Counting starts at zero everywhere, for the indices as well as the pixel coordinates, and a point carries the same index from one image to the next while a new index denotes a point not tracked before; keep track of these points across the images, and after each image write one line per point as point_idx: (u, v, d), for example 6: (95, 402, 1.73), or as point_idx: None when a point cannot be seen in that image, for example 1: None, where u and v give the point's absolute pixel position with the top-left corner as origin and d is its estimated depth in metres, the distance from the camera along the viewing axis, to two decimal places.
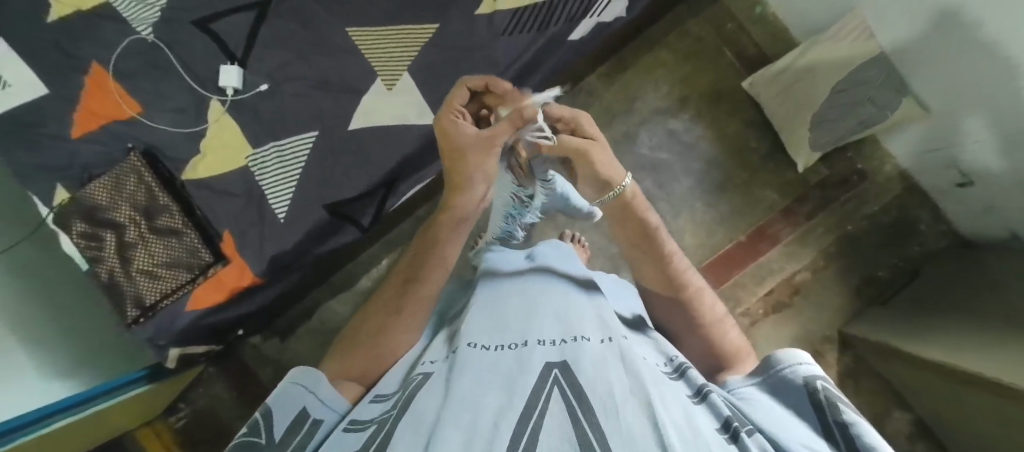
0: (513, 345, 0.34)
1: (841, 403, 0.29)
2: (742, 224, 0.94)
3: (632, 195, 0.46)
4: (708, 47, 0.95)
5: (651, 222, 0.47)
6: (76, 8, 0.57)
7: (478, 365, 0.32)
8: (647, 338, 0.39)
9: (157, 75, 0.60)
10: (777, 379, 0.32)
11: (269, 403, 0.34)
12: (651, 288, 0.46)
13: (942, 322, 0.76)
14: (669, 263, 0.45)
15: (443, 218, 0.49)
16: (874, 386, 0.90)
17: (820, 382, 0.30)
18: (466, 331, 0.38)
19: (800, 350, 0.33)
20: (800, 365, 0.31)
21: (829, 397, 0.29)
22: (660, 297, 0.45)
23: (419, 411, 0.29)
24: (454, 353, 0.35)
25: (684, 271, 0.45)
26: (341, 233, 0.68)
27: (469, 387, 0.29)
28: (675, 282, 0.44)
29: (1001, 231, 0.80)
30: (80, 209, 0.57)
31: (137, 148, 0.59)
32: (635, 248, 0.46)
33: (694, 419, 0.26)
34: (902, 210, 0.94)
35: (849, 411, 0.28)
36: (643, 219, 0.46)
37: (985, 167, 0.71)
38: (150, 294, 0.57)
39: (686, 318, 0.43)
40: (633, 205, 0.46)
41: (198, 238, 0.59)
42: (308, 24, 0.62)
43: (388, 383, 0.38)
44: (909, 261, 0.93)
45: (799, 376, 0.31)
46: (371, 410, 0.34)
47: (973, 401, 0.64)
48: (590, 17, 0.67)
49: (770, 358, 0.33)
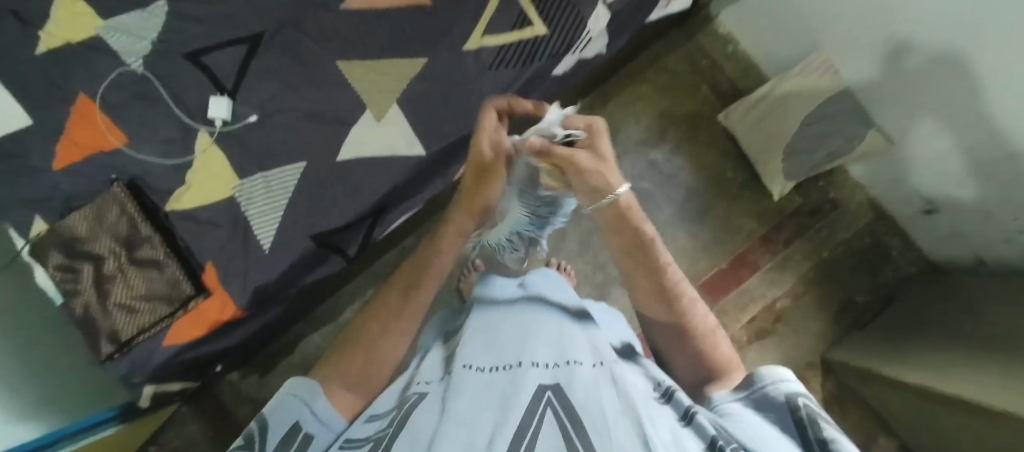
0: (507, 367, 0.35)
1: (822, 421, 0.28)
2: (724, 251, 0.96)
3: (627, 204, 0.42)
4: (684, 82, 1.00)
5: (646, 232, 0.43)
6: (65, 41, 0.58)
7: (472, 386, 0.32)
8: (638, 365, 0.40)
9: (145, 107, 0.60)
10: (759, 395, 0.32)
11: (264, 416, 0.34)
12: (644, 303, 0.44)
13: (920, 343, 0.78)
14: (665, 276, 0.42)
15: (446, 229, 0.47)
16: (859, 411, 0.91)
17: (802, 400, 0.30)
18: (461, 353, 0.38)
19: (781, 367, 0.33)
20: (780, 382, 0.31)
21: (810, 414, 0.29)
22: (653, 314, 0.43)
23: (416, 429, 0.29)
24: (448, 374, 0.35)
25: (678, 280, 0.43)
26: (327, 263, 0.68)
27: (466, 406, 0.30)
28: (669, 297, 0.42)
29: (967, 255, 0.84)
30: (59, 240, 0.56)
31: (120, 179, 0.59)
32: (628, 260, 0.43)
33: (682, 443, 0.27)
34: (874, 236, 0.97)
35: (830, 428, 0.28)
36: (640, 231, 0.43)
37: (947, 194, 0.75)
38: (126, 329, 0.55)
39: (677, 334, 0.42)
40: (628, 214, 0.42)
41: (179, 270, 0.57)
42: (299, 58, 0.64)
43: (382, 401, 0.37)
44: (883, 286, 0.96)
45: (781, 393, 0.31)
46: (368, 428, 0.34)
47: (955, 423, 0.65)
48: (572, 54, 0.70)
49: (752, 375, 0.33)
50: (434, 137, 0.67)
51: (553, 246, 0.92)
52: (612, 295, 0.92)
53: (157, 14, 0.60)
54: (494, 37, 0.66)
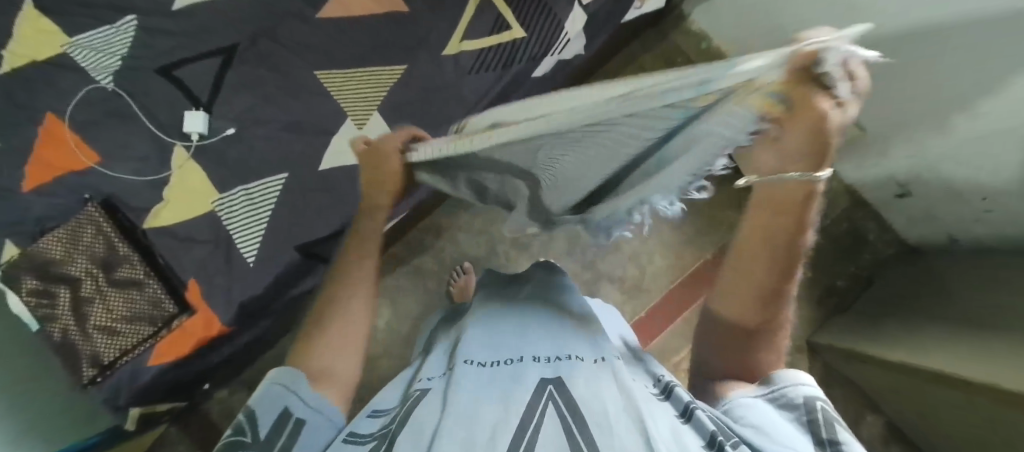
0: (508, 361, 0.35)
1: (837, 424, 0.29)
2: (708, 243, 0.97)
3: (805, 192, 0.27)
4: None
5: (802, 239, 0.32)
6: (31, 59, 0.56)
7: (474, 380, 0.32)
8: (642, 363, 0.40)
9: (117, 124, 0.59)
10: (778, 395, 0.31)
11: (252, 405, 0.34)
12: (725, 284, 0.37)
13: (900, 323, 0.80)
14: (781, 275, 0.34)
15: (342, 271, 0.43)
16: (848, 392, 0.93)
17: (820, 403, 0.30)
18: (464, 347, 0.37)
19: (802, 370, 0.33)
20: (803, 385, 0.31)
21: (826, 417, 0.29)
22: (727, 301, 0.37)
23: (417, 422, 0.30)
24: (450, 370, 0.35)
25: (789, 285, 0.35)
26: (315, 275, 0.65)
27: (468, 400, 0.30)
28: (766, 293, 0.35)
29: (941, 235, 0.86)
30: (32, 264, 0.54)
31: (94, 199, 0.57)
32: (754, 246, 0.33)
33: (681, 440, 0.27)
34: (851, 222, 0.99)
35: (843, 430, 0.29)
36: (802, 220, 0.30)
37: (917, 177, 0.78)
38: (107, 352, 0.54)
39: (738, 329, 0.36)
40: (796, 205, 0.29)
41: (161, 289, 0.57)
42: (275, 69, 0.63)
43: (386, 399, 0.37)
44: (863, 269, 0.99)
45: (800, 395, 0.30)
46: (371, 424, 0.34)
47: (936, 397, 0.68)
48: (551, 56, 0.70)
49: (772, 376, 0.33)
50: None
51: (540, 246, 0.93)
52: (602, 291, 0.93)
53: (125, 29, 0.59)
54: (473, 41, 0.66)
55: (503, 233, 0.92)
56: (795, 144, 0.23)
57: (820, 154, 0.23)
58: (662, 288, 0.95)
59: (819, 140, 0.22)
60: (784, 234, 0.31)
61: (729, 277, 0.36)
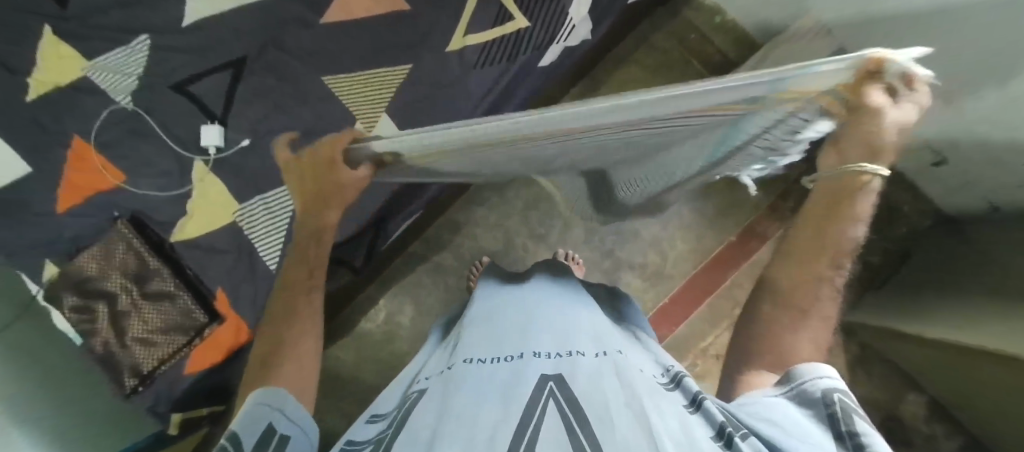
0: (509, 359, 0.35)
1: (857, 414, 0.28)
2: (730, 225, 0.95)
3: (849, 184, 0.32)
4: (674, 59, 0.99)
5: (855, 232, 0.35)
6: (54, 85, 0.58)
7: (474, 380, 0.32)
8: (650, 353, 0.40)
9: (139, 142, 0.60)
10: (795, 393, 0.31)
11: (234, 428, 0.31)
12: (779, 270, 0.39)
13: (936, 300, 0.77)
14: (827, 264, 0.36)
15: (294, 274, 0.45)
16: (885, 371, 0.90)
17: (839, 394, 0.29)
18: (464, 348, 0.38)
19: (822, 365, 0.31)
20: (821, 379, 0.30)
21: (844, 408, 0.28)
22: (780, 285, 0.38)
23: (415, 429, 0.29)
24: (450, 369, 0.36)
25: (833, 280, 0.37)
26: (336, 278, 0.70)
27: (468, 400, 0.30)
28: (813, 279, 0.37)
29: (980, 203, 0.81)
30: (72, 282, 0.57)
31: (123, 215, 0.60)
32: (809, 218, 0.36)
33: (689, 429, 0.27)
34: (885, 197, 0.94)
35: (863, 422, 0.27)
36: (853, 215, 0.34)
37: (950, 141, 0.74)
38: (146, 361, 0.58)
39: (782, 314, 0.37)
40: (844, 197, 0.33)
41: (191, 300, 0.59)
42: (284, 77, 0.63)
43: (384, 403, 0.38)
44: (896, 244, 0.95)
45: (818, 389, 0.29)
46: (369, 430, 0.34)
47: (975, 371, 0.65)
48: (557, 44, 0.69)
49: (789, 373, 0.32)
50: None
51: (557, 237, 0.92)
52: (622, 279, 0.92)
53: (140, 49, 0.60)
54: (476, 36, 0.66)
55: (519, 226, 0.92)
56: (859, 145, 0.28)
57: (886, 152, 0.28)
58: (684, 273, 0.94)
59: (882, 141, 0.27)
60: (842, 225, 0.34)
61: (783, 265, 0.38)
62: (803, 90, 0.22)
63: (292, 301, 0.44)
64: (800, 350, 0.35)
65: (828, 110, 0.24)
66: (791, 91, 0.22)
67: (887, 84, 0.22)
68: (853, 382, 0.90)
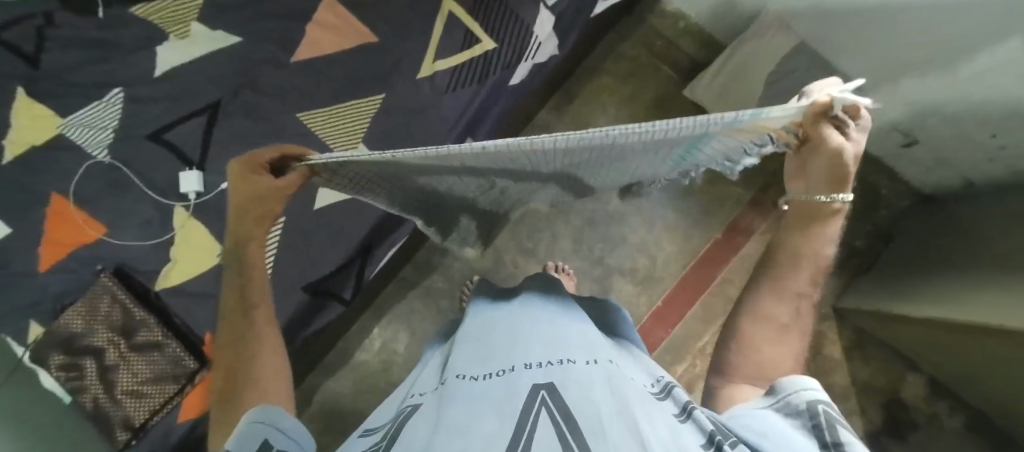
0: (500, 373, 0.35)
1: (841, 426, 0.28)
2: (715, 223, 0.96)
3: (819, 208, 0.34)
4: (644, 66, 1.01)
5: (825, 252, 0.37)
6: (30, 145, 0.58)
7: (466, 394, 0.32)
8: (636, 362, 0.41)
9: (118, 194, 0.60)
10: (782, 404, 0.31)
11: (228, 448, 0.31)
12: (757, 287, 0.40)
13: (925, 276, 0.78)
14: (805, 284, 0.38)
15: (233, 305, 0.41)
16: (883, 353, 0.91)
17: (823, 406, 0.29)
18: (455, 365, 0.38)
19: (807, 376, 0.32)
20: (806, 390, 0.31)
21: (828, 420, 0.29)
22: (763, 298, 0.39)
23: (408, 444, 0.29)
24: (443, 384, 0.36)
25: (810, 296, 0.38)
26: (326, 311, 0.70)
27: (461, 414, 0.29)
28: (792, 295, 0.38)
29: (955, 179, 0.83)
30: (57, 340, 0.56)
31: (106, 268, 0.59)
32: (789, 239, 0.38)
33: (679, 436, 0.27)
34: (864, 181, 0.96)
35: (847, 433, 0.28)
36: (825, 235, 0.36)
37: (918, 122, 0.76)
38: (137, 414, 0.57)
39: (766, 330, 0.38)
40: (817, 215, 0.35)
41: (180, 347, 0.59)
42: (259, 116, 0.64)
43: (377, 418, 0.38)
44: (879, 226, 0.96)
45: (803, 400, 0.30)
46: (361, 442, 0.34)
47: (971, 343, 0.65)
48: (525, 61, 0.71)
49: (776, 385, 0.33)
50: None
51: (546, 250, 0.93)
52: (614, 286, 0.93)
53: (113, 102, 0.61)
54: (445, 61, 0.67)
55: (507, 243, 0.92)
56: (820, 175, 0.31)
57: (846, 183, 0.31)
58: (675, 274, 0.94)
59: (837, 169, 0.30)
60: (816, 245, 0.36)
61: (766, 282, 0.39)
62: (767, 121, 0.24)
63: (243, 325, 0.40)
64: (783, 366, 0.37)
65: (782, 137, 0.29)
66: (754, 125, 0.24)
67: (835, 114, 0.26)
68: (852, 367, 0.90)
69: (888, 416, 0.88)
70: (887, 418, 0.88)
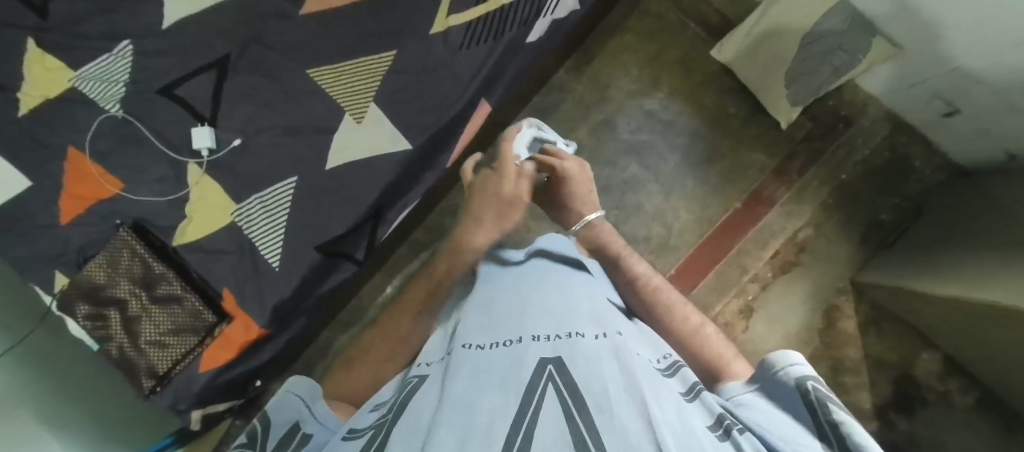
0: (507, 343, 0.36)
1: (831, 402, 0.31)
2: (737, 191, 0.94)
3: (598, 227, 0.62)
4: (669, 23, 0.96)
5: (638, 267, 0.56)
6: (44, 98, 0.57)
7: (472, 366, 0.33)
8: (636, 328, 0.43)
9: (133, 150, 0.60)
10: (773, 383, 0.34)
11: (268, 408, 0.37)
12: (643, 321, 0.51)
13: (949, 253, 0.75)
14: (651, 292, 0.52)
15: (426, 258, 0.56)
16: (898, 329, 0.89)
17: (812, 382, 0.32)
18: (462, 333, 0.39)
19: (792, 351, 0.34)
20: (792, 367, 0.33)
21: (819, 397, 0.31)
22: (652, 321, 0.50)
23: (416, 414, 0.30)
24: (449, 354, 0.37)
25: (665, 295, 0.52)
26: (338, 271, 0.70)
27: (468, 388, 0.30)
28: (665, 309, 0.50)
29: (995, 152, 0.78)
30: (82, 291, 0.58)
31: (124, 223, 0.60)
32: (618, 275, 0.56)
33: (688, 422, 0.27)
34: (895, 150, 0.92)
35: (840, 411, 0.30)
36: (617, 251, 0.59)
37: (962, 90, 0.71)
38: (161, 363, 0.59)
39: (677, 333, 0.47)
40: (601, 234, 0.61)
41: (198, 302, 0.61)
42: (270, 73, 0.63)
43: (385, 393, 0.39)
44: (909, 199, 0.92)
45: (791, 378, 0.33)
46: (369, 418, 0.35)
47: (991, 325, 0.64)
48: (543, 17, 0.69)
49: (764, 362, 0.35)
50: (416, 130, 0.67)
51: None
52: None
53: (123, 55, 0.59)
54: (458, 16, 0.65)
55: None
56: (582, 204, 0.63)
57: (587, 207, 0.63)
58: (689, 242, 0.93)
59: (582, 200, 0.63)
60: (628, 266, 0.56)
61: (651, 319, 0.50)
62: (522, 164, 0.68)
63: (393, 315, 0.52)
64: (726, 357, 0.42)
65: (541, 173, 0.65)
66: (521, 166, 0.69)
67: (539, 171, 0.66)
68: (865, 342, 0.89)
69: (896, 391, 0.88)
70: (895, 393, 0.88)
